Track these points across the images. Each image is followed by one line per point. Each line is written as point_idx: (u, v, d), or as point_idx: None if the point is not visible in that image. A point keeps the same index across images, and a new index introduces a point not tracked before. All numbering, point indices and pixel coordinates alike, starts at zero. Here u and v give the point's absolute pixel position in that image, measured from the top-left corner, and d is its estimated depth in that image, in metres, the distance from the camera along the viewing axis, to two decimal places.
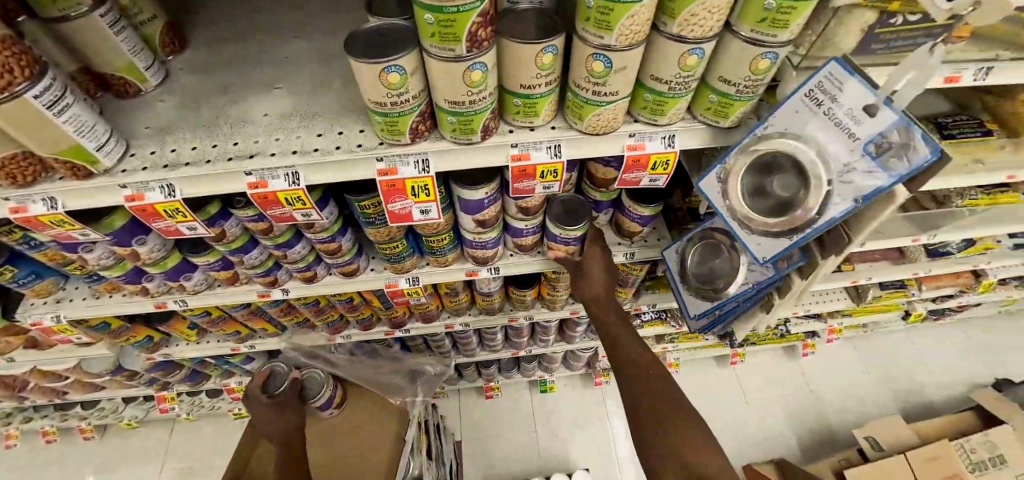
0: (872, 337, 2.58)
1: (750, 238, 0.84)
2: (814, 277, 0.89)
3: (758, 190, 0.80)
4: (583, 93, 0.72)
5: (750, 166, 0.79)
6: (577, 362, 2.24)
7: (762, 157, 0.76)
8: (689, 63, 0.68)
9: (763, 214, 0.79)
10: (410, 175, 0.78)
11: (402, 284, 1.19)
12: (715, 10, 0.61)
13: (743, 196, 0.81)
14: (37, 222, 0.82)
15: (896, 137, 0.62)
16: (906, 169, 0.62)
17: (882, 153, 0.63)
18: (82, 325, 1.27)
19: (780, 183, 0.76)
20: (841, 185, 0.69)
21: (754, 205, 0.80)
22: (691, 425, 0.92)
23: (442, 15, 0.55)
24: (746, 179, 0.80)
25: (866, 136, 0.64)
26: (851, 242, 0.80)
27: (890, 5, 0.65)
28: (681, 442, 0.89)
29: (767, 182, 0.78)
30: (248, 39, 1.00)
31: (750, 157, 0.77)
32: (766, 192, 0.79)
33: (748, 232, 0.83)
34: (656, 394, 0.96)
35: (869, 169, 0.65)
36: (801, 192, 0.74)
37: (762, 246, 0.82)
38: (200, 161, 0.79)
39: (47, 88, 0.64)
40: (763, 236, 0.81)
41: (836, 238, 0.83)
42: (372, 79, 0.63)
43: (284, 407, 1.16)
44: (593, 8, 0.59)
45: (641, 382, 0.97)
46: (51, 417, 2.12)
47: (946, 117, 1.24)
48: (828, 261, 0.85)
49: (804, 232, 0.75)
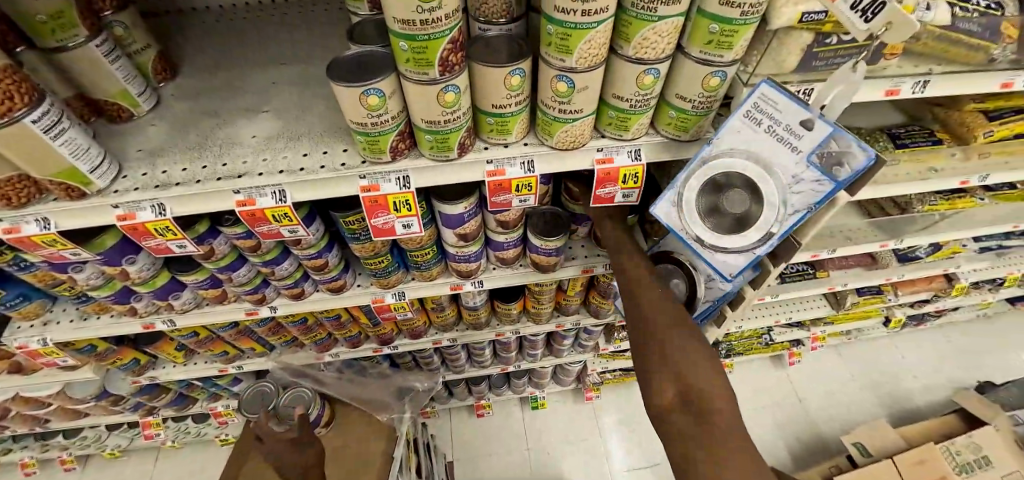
0: (856, 344, 2.63)
1: (715, 257, 0.89)
2: (766, 282, 1.01)
3: (713, 209, 0.84)
4: (551, 112, 0.77)
5: (702, 187, 0.83)
6: (567, 377, 2.25)
7: (713, 177, 0.81)
8: (646, 82, 0.74)
9: (723, 233, 0.83)
10: (392, 191, 0.83)
11: (388, 299, 1.21)
12: (664, 34, 0.67)
13: (701, 217, 0.84)
14: (29, 242, 0.85)
15: (835, 147, 0.67)
16: (849, 175, 0.67)
17: (825, 164, 0.69)
18: (69, 348, 1.27)
19: (732, 199, 0.81)
20: (793, 195, 0.74)
21: (713, 224, 0.84)
22: (700, 353, 0.82)
23: (415, 42, 0.61)
24: (699, 200, 0.84)
25: (808, 149, 0.70)
26: (798, 248, 0.88)
27: (824, 27, 0.74)
28: (682, 362, 0.81)
29: (721, 200, 0.82)
30: (237, 67, 1.05)
31: (702, 177, 0.81)
32: (721, 210, 0.83)
33: (713, 252, 0.88)
34: (667, 320, 0.86)
35: (816, 178, 0.71)
36: (753, 206, 0.79)
37: (727, 264, 0.88)
38: (191, 181, 0.83)
39: (45, 113, 0.69)
40: (726, 254, 0.85)
41: (784, 247, 0.91)
42: (353, 102, 0.68)
43: (296, 445, 1.11)
44: (553, 34, 0.66)
45: (651, 306, 0.89)
46: (30, 448, 2.07)
47: (900, 128, 1.32)
48: (778, 268, 0.95)
49: (765, 242, 0.80)
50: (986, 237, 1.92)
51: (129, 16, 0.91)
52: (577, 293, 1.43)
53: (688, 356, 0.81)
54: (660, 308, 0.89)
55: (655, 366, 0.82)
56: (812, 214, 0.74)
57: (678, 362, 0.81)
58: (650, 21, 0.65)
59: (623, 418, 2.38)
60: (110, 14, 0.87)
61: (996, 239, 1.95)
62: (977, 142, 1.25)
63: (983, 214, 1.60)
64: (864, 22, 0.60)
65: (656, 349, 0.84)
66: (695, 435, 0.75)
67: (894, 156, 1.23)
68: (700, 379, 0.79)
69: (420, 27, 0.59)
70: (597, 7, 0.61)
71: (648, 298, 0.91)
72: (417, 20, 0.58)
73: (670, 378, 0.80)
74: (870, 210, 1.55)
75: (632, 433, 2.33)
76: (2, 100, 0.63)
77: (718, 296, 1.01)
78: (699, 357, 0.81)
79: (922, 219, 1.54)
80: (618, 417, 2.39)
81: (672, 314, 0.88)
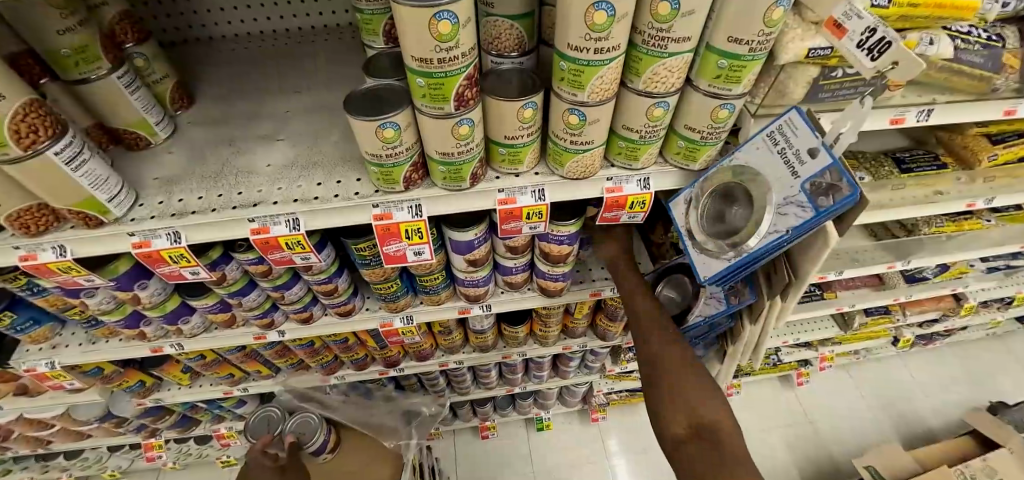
0: (865, 364, 2.60)
1: (700, 258, 0.89)
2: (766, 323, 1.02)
3: (719, 217, 0.86)
4: (562, 142, 0.79)
5: (715, 193, 0.86)
6: (573, 398, 2.23)
7: (723, 185, 0.84)
8: (656, 114, 0.75)
9: (716, 239, 0.85)
10: (404, 219, 0.83)
11: (396, 324, 1.21)
12: (674, 70, 0.68)
13: (703, 218, 0.88)
14: (45, 269, 0.86)
15: (828, 178, 0.66)
16: (830, 207, 0.66)
17: (814, 192, 0.68)
18: (76, 371, 1.27)
19: (735, 211, 0.83)
20: (779, 215, 0.74)
21: (709, 229, 0.87)
22: (704, 390, 0.92)
23: (432, 79, 0.62)
24: (707, 205, 0.87)
25: (805, 175, 0.69)
26: (796, 284, 0.88)
27: (829, 62, 0.76)
28: (683, 387, 0.93)
29: (727, 210, 0.85)
30: (253, 94, 1.08)
31: (714, 186, 0.85)
32: (723, 219, 0.85)
33: (699, 251, 0.88)
34: (673, 358, 0.96)
35: (803, 203, 0.70)
36: (747, 219, 0.79)
37: (706, 266, 0.87)
38: (207, 210, 0.84)
39: (67, 145, 0.71)
40: (711, 256, 0.86)
41: (781, 282, 0.92)
42: (368, 134, 0.69)
43: (284, 471, 1.13)
44: (565, 69, 0.67)
45: (656, 340, 0.99)
46: (30, 470, 2.06)
47: (904, 152, 1.32)
48: (775, 303, 0.95)
49: (742, 255, 0.79)
50: (993, 257, 1.91)
51: (150, 47, 0.93)
52: (585, 316, 1.43)
53: (694, 393, 0.92)
54: (666, 346, 0.97)
55: (666, 404, 0.93)
56: (789, 239, 0.73)
57: (686, 398, 0.92)
58: (660, 57, 0.66)
59: (630, 441, 2.35)
60: (132, 46, 0.90)
61: (1003, 259, 1.94)
62: (982, 165, 1.26)
63: (992, 236, 1.60)
64: (871, 59, 0.62)
65: (667, 388, 0.94)
66: (711, 464, 0.86)
67: (899, 180, 1.24)
68: (706, 409, 0.90)
69: (436, 65, 0.60)
70: (608, 46, 0.62)
71: (654, 334, 0.99)
72: (434, 59, 0.59)
73: (681, 414, 0.91)
74: (877, 232, 1.55)
75: (639, 455, 2.30)
76: (26, 134, 0.65)
77: (710, 314, 1.04)
78: (704, 393, 0.92)
79: (929, 241, 1.54)
80: (625, 440, 2.36)
81: (677, 353, 0.97)
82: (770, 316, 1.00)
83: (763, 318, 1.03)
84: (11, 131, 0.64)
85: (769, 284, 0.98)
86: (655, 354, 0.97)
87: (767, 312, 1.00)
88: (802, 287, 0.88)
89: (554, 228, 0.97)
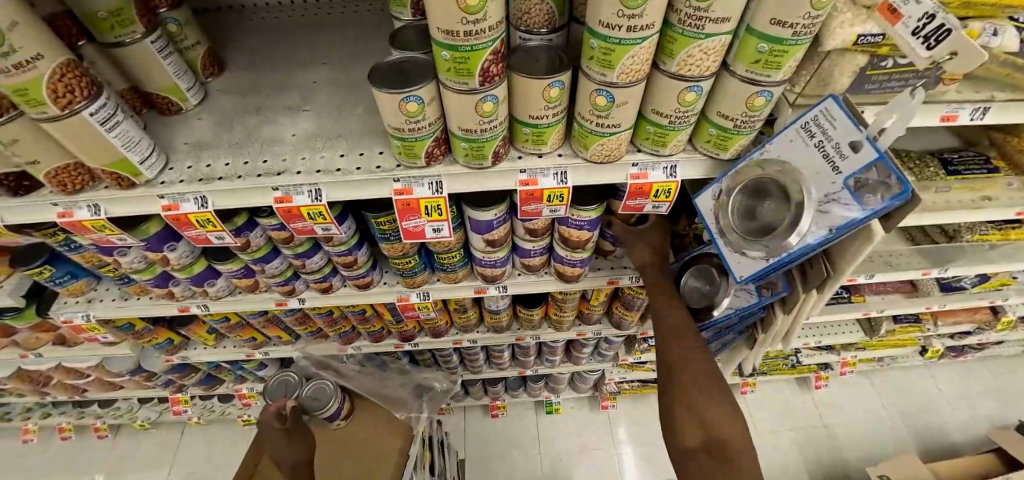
0: (888, 372, 2.52)
1: (732, 255, 0.86)
2: (799, 314, 0.99)
3: (749, 213, 0.83)
4: (587, 124, 0.76)
5: (745, 189, 0.82)
6: (584, 384, 2.23)
7: (753, 180, 0.80)
8: (688, 99, 0.72)
9: (749, 237, 0.82)
10: (424, 195, 0.82)
11: (413, 299, 1.22)
12: (711, 52, 0.65)
13: (734, 216, 0.84)
14: (81, 226, 0.91)
15: (874, 175, 0.64)
16: (879, 205, 0.63)
17: (859, 189, 0.65)
18: (109, 325, 1.34)
19: (769, 207, 0.79)
20: (819, 213, 0.71)
21: (741, 227, 0.83)
22: (724, 407, 0.91)
23: (457, 53, 0.61)
24: (737, 201, 0.83)
25: (847, 171, 0.66)
26: (832, 279, 0.85)
27: (879, 50, 0.71)
28: (702, 400, 0.92)
29: (758, 206, 0.81)
30: (282, 63, 1.08)
31: (744, 181, 0.81)
32: (754, 215, 0.82)
33: (732, 250, 0.85)
34: (695, 370, 0.94)
35: (846, 201, 0.67)
36: (783, 216, 0.76)
37: (741, 265, 0.84)
38: (232, 176, 0.85)
39: (102, 107, 0.73)
40: (746, 254, 0.82)
41: (817, 277, 0.88)
42: (392, 107, 0.69)
43: (294, 434, 1.15)
44: (595, 48, 0.65)
45: (678, 349, 0.96)
46: (69, 414, 2.20)
47: (953, 153, 1.25)
48: (809, 297, 0.92)
49: (781, 255, 0.76)
50: None
51: (182, 13, 0.94)
52: (601, 303, 1.42)
53: (713, 408, 0.91)
54: (686, 353, 0.95)
55: (682, 414, 0.92)
56: (832, 239, 0.70)
57: (704, 413, 0.91)
58: (696, 38, 0.63)
59: (638, 430, 2.36)
60: (166, 11, 0.91)
61: None
62: None
63: None
64: (927, 47, 0.58)
65: (684, 399, 0.93)
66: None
67: (944, 182, 1.17)
68: (724, 425, 0.90)
69: (463, 38, 0.59)
70: (642, 24, 0.60)
71: (677, 343, 0.96)
72: (460, 32, 0.58)
73: (696, 427, 0.91)
74: (914, 236, 1.49)
75: (647, 446, 2.30)
76: (63, 94, 0.68)
77: (740, 307, 1.01)
78: (722, 409, 0.91)
79: (971, 249, 1.46)
80: (633, 429, 2.36)
81: (700, 365, 0.94)
82: (804, 310, 0.96)
83: (796, 310, 0.99)
84: (48, 91, 0.66)
85: (804, 278, 0.94)
86: (677, 364, 0.95)
87: (801, 306, 0.96)
88: (839, 281, 0.84)
89: (575, 213, 0.96)
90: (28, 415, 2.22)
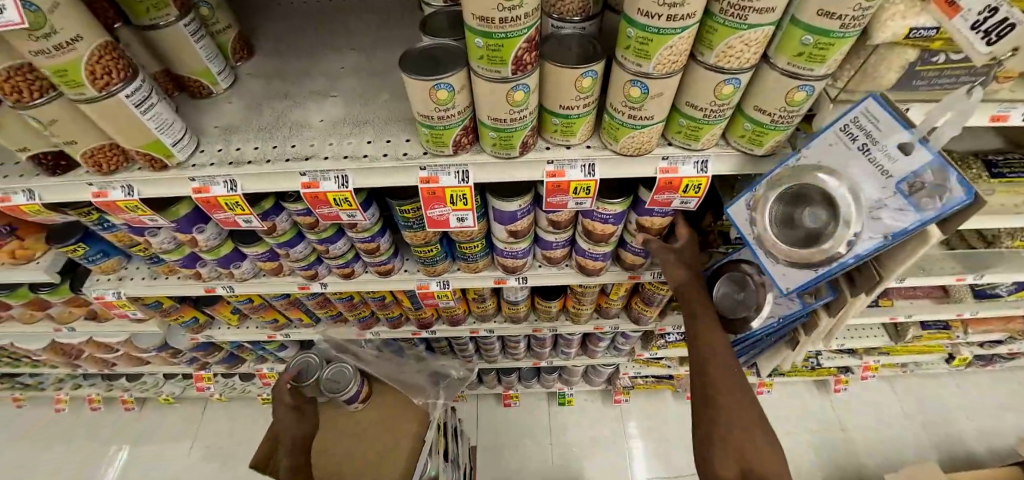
0: (911, 378, 2.45)
1: (772, 266, 0.81)
2: (844, 314, 0.95)
3: (788, 220, 0.79)
4: (619, 116, 0.75)
5: (782, 195, 0.78)
6: (598, 378, 2.22)
7: (792, 186, 0.76)
8: (724, 92, 0.70)
9: (793, 246, 0.77)
10: (450, 184, 0.82)
11: (433, 287, 1.22)
12: (752, 43, 0.63)
13: (771, 225, 0.80)
14: (115, 206, 0.93)
15: (930, 178, 0.61)
16: (938, 210, 0.61)
17: (914, 193, 0.63)
18: (139, 302, 1.38)
19: (808, 215, 0.75)
20: (871, 219, 0.67)
21: (782, 236, 0.79)
22: (760, 436, 0.87)
23: (491, 40, 0.60)
24: (775, 208, 0.79)
25: (898, 174, 0.64)
26: (882, 280, 0.82)
27: (931, 44, 0.67)
28: (740, 428, 0.87)
29: (798, 213, 0.77)
30: (309, 48, 1.08)
31: (783, 188, 0.77)
32: (794, 222, 0.78)
33: (773, 260, 0.80)
34: (734, 395, 0.88)
35: (900, 207, 0.64)
36: (829, 223, 0.72)
37: (787, 277, 0.79)
38: (260, 161, 0.86)
39: (137, 89, 0.74)
40: (790, 264, 0.78)
41: (865, 280, 0.85)
42: (422, 94, 0.68)
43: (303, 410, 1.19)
44: (633, 37, 0.63)
45: (717, 374, 0.89)
46: (99, 386, 2.29)
47: (998, 154, 1.19)
48: (857, 300, 0.88)
49: (831, 265, 0.72)
50: None
51: None
52: (620, 298, 1.40)
53: (750, 437, 0.86)
54: (723, 376, 0.89)
55: (718, 444, 0.87)
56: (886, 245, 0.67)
57: (740, 443, 0.86)
58: (737, 29, 0.61)
59: (650, 426, 2.36)
60: None
61: None
62: None
63: None
64: (986, 43, 0.56)
65: (721, 428, 0.87)
66: None
67: (987, 185, 1.12)
68: (762, 455, 0.85)
69: (498, 25, 0.58)
70: (684, 13, 0.57)
71: (715, 367, 0.90)
72: (496, 18, 0.57)
73: (732, 457, 0.86)
74: (950, 240, 1.43)
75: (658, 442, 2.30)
76: (101, 75, 0.69)
77: (784, 317, 0.95)
78: (758, 437, 0.86)
79: (1010, 255, 1.40)
80: (645, 425, 2.36)
81: (739, 391, 0.89)
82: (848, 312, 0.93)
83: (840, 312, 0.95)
84: (87, 72, 0.68)
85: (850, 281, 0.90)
86: (714, 389, 0.89)
87: (846, 310, 0.93)
88: (886, 282, 0.82)
89: (600, 206, 0.94)
90: (60, 385, 2.32)
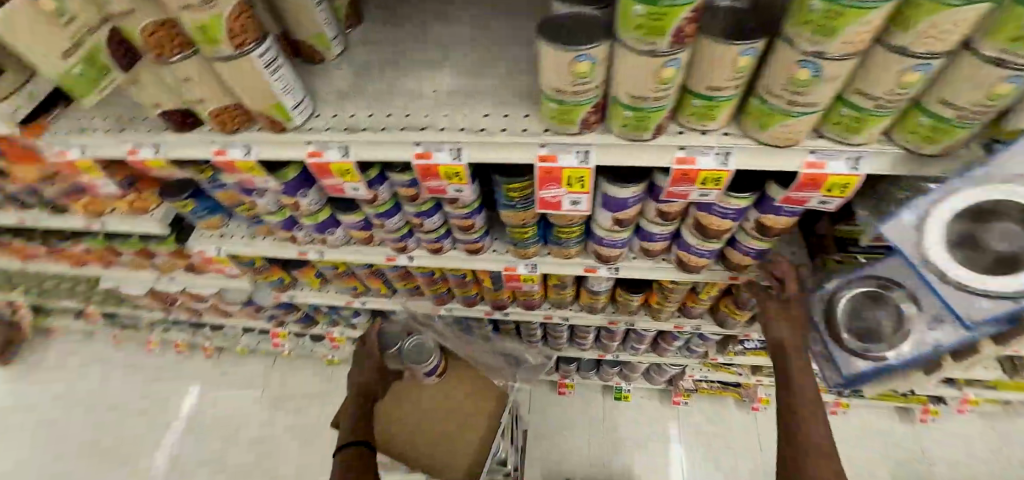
0: (1016, 417, 2.20)
1: (952, 294, 0.64)
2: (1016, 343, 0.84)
3: (967, 242, 0.64)
4: (774, 101, 0.66)
5: (960, 213, 0.64)
6: (661, 377, 2.15)
7: (977, 202, 0.63)
8: (909, 80, 0.57)
9: (983, 271, 0.63)
10: (570, 165, 0.78)
11: (520, 270, 1.19)
12: (960, 24, 0.49)
13: (946, 245, 0.65)
14: (233, 165, 0.97)
15: None
16: None
17: None
18: (235, 260, 1.45)
19: (1000, 234, 0.62)
20: None
21: (965, 259, 0.64)
22: None
23: (655, 7, 0.52)
24: (953, 226, 0.65)
25: None
26: None
27: None
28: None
29: (984, 233, 0.63)
30: (418, 15, 1.05)
31: (964, 203, 0.64)
32: (978, 244, 0.63)
33: (956, 287, 0.63)
34: (816, 454, 0.88)
35: None
36: None
37: (980, 304, 0.62)
38: (376, 128, 0.85)
39: (268, 49, 0.74)
40: (985, 292, 0.62)
41: None
42: (560, 66, 0.63)
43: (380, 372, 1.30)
44: (816, 12, 0.52)
45: (801, 427, 0.91)
46: (186, 331, 2.48)
47: None
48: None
49: None
50: None
51: None
52: (710, 298, 1.32)
53: None
54: (807, 431, 0.90)
55: None
56: None
57: None
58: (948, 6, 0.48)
59: (709, 433, 2.26)
60: None
61: None
62: None
63: None
64: None
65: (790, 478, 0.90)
66: None
67: None
68: None
69: None
70: None
71: (801, 419, 0.92)
72: None
73: None
74: None
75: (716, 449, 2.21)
76: (239, 34, 0.69)
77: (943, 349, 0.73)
78: None
79: None
80: (704, 430, 2.27)
81: (822, 451, 0.88)
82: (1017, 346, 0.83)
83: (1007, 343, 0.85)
84: (227, 29, 0.68)
85: None
86: (796, 441, 0.91)
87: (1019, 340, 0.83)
88: None
89: (724, 199, 0.87)
90: (153, 327, 2.53)
